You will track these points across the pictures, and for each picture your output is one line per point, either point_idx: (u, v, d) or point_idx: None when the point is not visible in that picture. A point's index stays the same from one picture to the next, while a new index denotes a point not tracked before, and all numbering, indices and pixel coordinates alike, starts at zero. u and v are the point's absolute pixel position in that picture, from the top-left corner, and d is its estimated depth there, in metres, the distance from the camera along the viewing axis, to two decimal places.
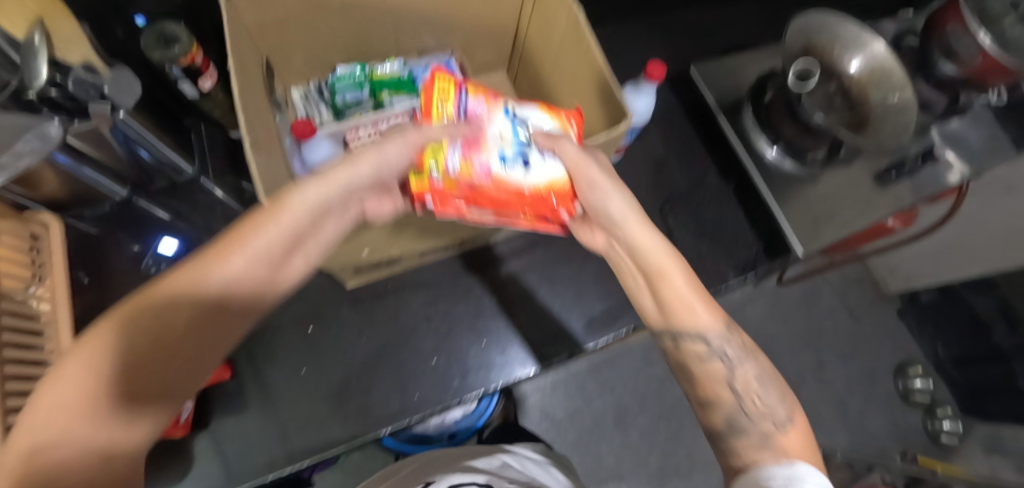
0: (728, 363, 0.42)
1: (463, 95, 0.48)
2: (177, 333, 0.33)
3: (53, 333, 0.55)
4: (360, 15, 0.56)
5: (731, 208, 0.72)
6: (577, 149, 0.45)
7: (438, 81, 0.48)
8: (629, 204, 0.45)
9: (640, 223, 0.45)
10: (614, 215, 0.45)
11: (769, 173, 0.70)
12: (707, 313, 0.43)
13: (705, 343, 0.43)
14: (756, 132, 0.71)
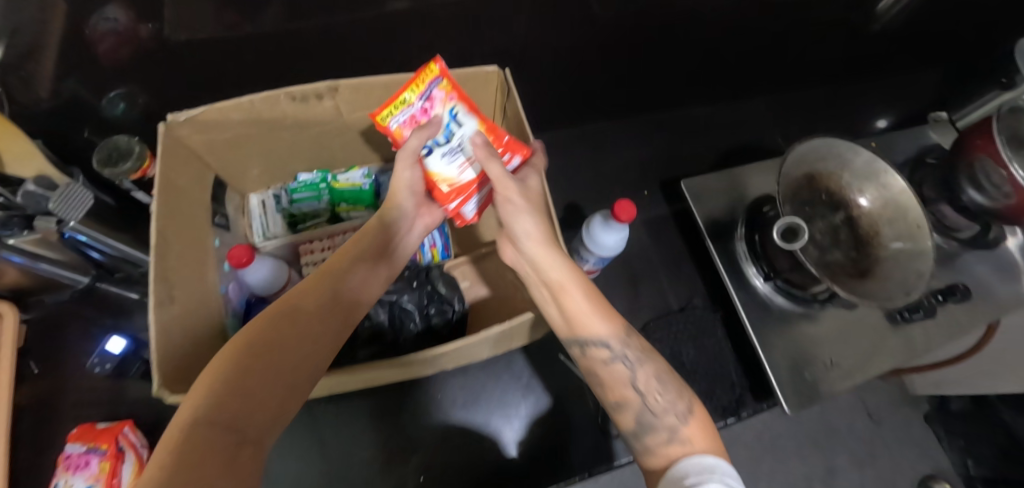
0: (630, 365, 0.37)
1: (436, 84, 0.41)
2: (326, 308, 0.34)
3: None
4: (317, 132, 0.54)
5: (713, 340, 0.65)
6: (506, 173, 0.38)
7: (430, 65, 0.41)
8: (543, 225, 0.39)
9: (546, 240, 0.38)
10: (526, 237, 0.38)
11: (757, 308, 0.63)
12: (608, 323, 0.38)
13: (608, 350, 0.37)
14: (746, 260, 0.65)
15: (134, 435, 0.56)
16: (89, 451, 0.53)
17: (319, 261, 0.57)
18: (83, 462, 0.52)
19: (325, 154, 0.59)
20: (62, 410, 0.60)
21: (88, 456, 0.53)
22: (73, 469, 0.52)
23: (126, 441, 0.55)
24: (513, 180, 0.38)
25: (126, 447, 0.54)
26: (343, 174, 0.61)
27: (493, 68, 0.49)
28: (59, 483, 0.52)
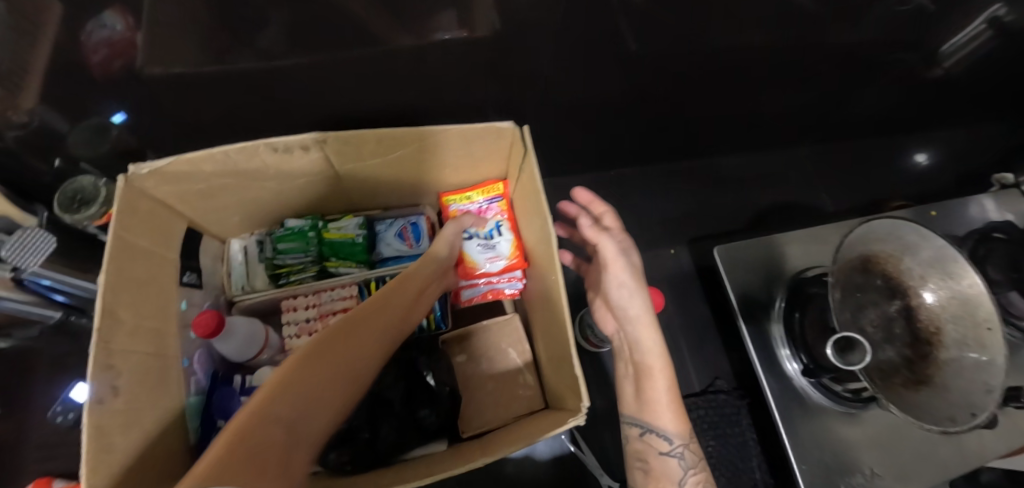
0: (684, 465, 0.42)
1: (496, 199, 0.53)
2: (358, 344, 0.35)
3: None
4: (304, 181, 0.48)
5: (737, 429, 0.58)
6: (615, 250, 0.43)
7: (494, 184, 0.53)
8: (648, 309, 0.43)
9: (652, 326, 0.43)
10: (628, 311, 0.43)
11: (790, 401, 0.56)
12: (678, 424, 0.42)
13: (668, 441, 0.42)
14: (781, 344, 0.57)
15: None
16: None
17: (301, 320, 0.51)
18: None
19: (315, 200, 0.53)
20: (22, 458, 0.56)
21: None
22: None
23: None
24: (625, 259, 0.43)
25: None
26: (336, 222, 0.54)
27: (507, 126, 0.41)
28: None
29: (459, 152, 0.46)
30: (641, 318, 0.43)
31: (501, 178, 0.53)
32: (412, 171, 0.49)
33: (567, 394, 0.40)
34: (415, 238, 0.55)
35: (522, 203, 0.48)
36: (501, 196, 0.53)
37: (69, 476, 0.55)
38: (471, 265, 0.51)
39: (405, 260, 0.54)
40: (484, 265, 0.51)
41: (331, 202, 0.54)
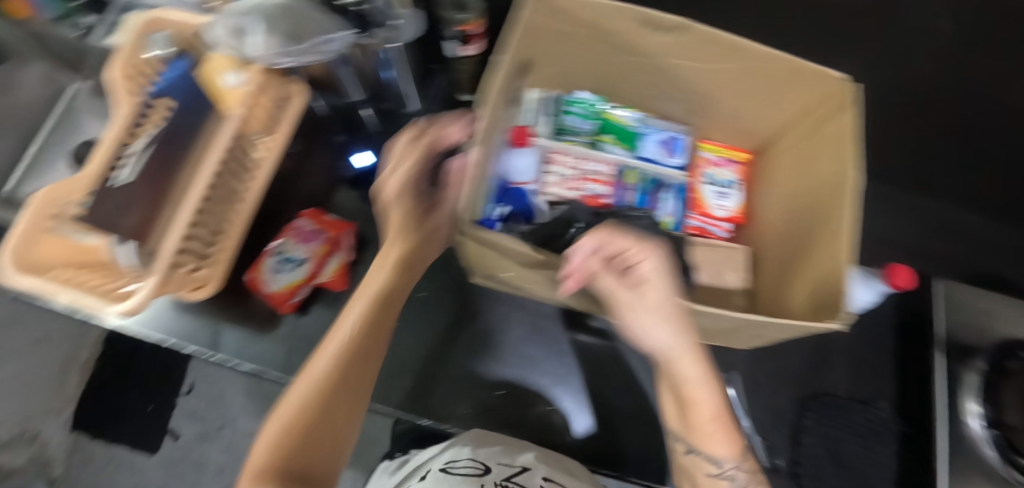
0: (736, 486, 0.39)
1: (737, 163, 0.63)
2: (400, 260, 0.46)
3: (253, 173, 0.63)
4: (630, 64, 0.55)
5: (881, 449, 0.59)
6: (613, 283, 0.37)
7: (740, 151, 0.63)
8: (680, 338, 0.37)
9: (683, 337, 0.37)
10: (659, 340, 0.38)
11: (959, 444, 0.57)
12: (728, 447, 0.39)
13: (717, 464, 0.39)
14: (969, 393, 0.58)
15: (349, 240, 0.65)
16: (317, 231, 0.64)
17: (561, 174, 0.58)
18: (310, 236, 0.63)
19: (615, 84, 0.60)
20: (295, 187, 0.71)
21: (316, 235, 0.63)
22: (300, 238, 0.63)
23: (342, 240, 0.64)
24: (616, 279, 0.37)
25: (341, 244, 0.64)
26: (616, 109, 0.62)
27: (848, 77, 0.45)
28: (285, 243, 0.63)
29: (784, 85, 0.50)
30: (678, 351, 0.37)
31: (781, 125, 0.57)
32: (722, 86, 0.54)
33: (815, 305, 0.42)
34: (675, 149, 0.61)
35: (810, 149, 0.51)
36: (740, 163, 0.63)
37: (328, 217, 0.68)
38: (703, 203, 0.60)
39: (661, 164, 0.60)
40: (711, 208, 0.60)
41: (622, 91, 0.61)
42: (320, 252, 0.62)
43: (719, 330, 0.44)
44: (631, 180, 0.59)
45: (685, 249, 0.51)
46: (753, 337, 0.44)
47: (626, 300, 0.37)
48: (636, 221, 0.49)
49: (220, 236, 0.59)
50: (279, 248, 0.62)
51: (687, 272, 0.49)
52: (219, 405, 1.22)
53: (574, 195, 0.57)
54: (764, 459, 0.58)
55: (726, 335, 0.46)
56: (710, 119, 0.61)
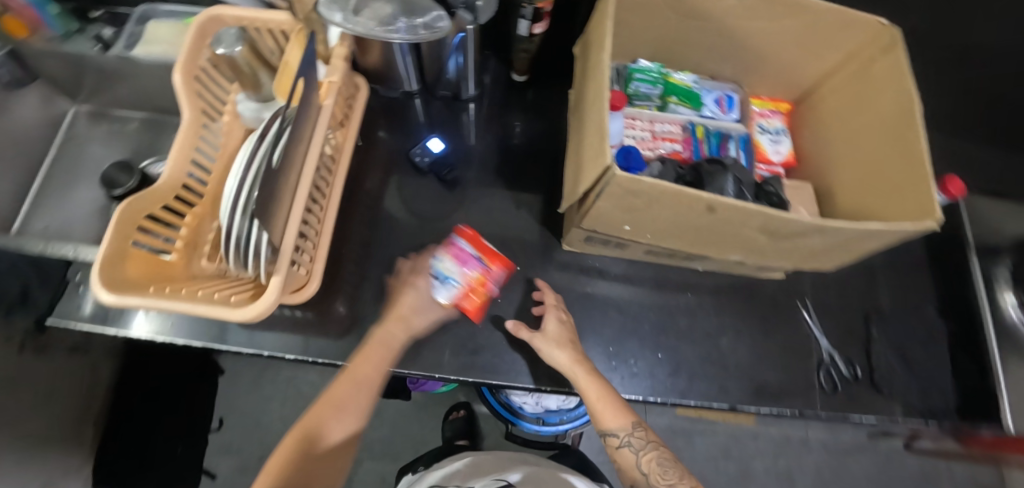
0: (635, 449, 0.55)
1: (779, 115, 0.69)
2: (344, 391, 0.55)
3: (333, 173, 0.63)
4: (697, 27, 0.59)
5: (938, 349, 0.67)
6: (553, 324, 0.57)
7: (783, 103, 0.70)
8: (571, 361, 0.54)
9: (569, 357, 0.55)
10: (560, 363, 0.55)
11: (1004, 334, 0.66)
12: (618, 422, 0.54)
13: (616, 437, 0.55)
14: (1005, 287, 0.68)
15: (467, 247, 0.62)
16: (477, 257, 0.62)
17: (638, 137, 0.62)
18: (466, 260, 0.61)
19: (674, 49, 0.64)
20: (361, 183, 0.72)
21: (472, 259, 0.61)
22: (458, 261, 0.61)
23: (462, 248, 0.62)
24: (541, 333, 0.56)
25: (493, 275, 0.62)
26: (674, 73, 0.66)
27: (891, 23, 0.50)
28: (438, 262, 0.61)
29: (835, 36, 0.56)
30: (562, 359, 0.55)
31: (820, 75, 0.64)
32: (778, 41, 0.59)
33: (907, 211, 0.49)
34: (729, 106, 0.66)
35: (862, 89, 0.57)
36: (784, 113, 0.69)
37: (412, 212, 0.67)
38: (763, 152, 0.66)
39: (721, 119, 0.65)
40: (770, 154, 0.65)
41: (678, 55, 0.65)
42: (477, 281, 0.61)
43: (820, 248, 0.50)
44: (702, 136, 0.63)
45: (778, 185, 0.56)
46: (849, 250, 0.51)
47: (543, 343, 0.55)
48: (732, 166, 0.54)
49: (313, 235, 0.60)
50: (436, 269, 0.61)
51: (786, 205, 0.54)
52: (256, 431, 1.18)
53: (656, 153, 0.60)
54: (846, 371, 0.64)
55: (820, 254, 0.52)
56: (759, 75, 0.67)
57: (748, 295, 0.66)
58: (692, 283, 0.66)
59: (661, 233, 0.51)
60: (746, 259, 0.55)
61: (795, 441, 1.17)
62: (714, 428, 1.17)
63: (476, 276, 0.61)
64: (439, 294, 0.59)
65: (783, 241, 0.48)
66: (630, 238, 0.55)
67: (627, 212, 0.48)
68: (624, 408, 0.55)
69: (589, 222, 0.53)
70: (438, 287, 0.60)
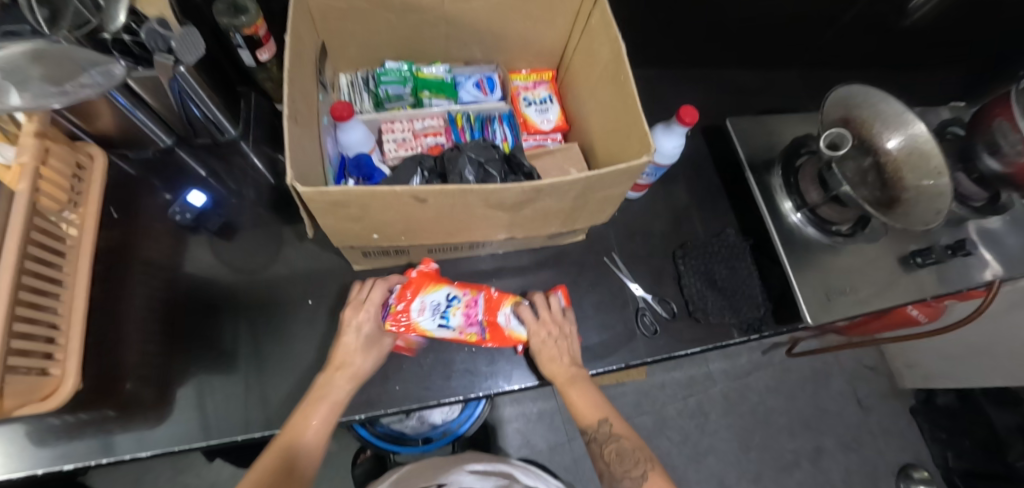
0: (598, 441, 0.56)
1: (545, 83, 0.71)
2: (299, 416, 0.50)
3: (73, 256, 0.57)
4: (419, 21, 0.58)
5: (743, 265, 0.70)
6: (551, 313, 0.59)
7: (546, 71, 0.72)
8: (555, 356, 0.57)
9: (547, 354, 0.57)
10: (537, 352, 0.57)
11: (790, 235, 0.70)
12: (588, 417, 0.56)
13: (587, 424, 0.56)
14: (781, 193, 0.73)
15: (511, 326, 0.58)
16: (491, 312, 0.58)
17: (399, 139, 0.60)
18: (479, 313, 0.58)
19: (416, 46, 0.64)
20: (134, 254, 0.66)
21: (489, 317, 0.58)
22: (473, 309, 0.57)
23: (495, 310, 0.58)
24: (544, 329, 0.57)
25: (493, 335, 0.58)
26: (426, 68, 0.66)
27: None
28: (457, 296, 0.57)
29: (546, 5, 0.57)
30: (546, 355, 0.57)
31: (563, 41, 0.66)
32: (501, 21, 0.60)
33: (634, 150, 0.52)
34: (490, 87, 0.67)
35: (587, 47, 0.59)
36: (549, 81, 0.71)
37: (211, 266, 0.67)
38: (531, 122, 0.67)
39: (483, 102, 0.66)
40: (540, 124, 0.67)
41: (423, 51, 0.65)
42: (467, 337, 0.57)
43: (560, 210, 0.50)
44: (463, 122, 0.62)
45: (525, 155, 0.56)
46: (597, 202, 0.52)
47: (541, 330, 0.57)
48: (468, 148, 0.53)
49: (59, 333, 0.54)
50: (450, 302, 0.57)
51: (537, 173, 0.55)
52: None
53: (414, 151, 0.59)
54: (662, 310, 0.66)
55: (571, 214, 0.53)
56: (510, 52, 0.68)
57: (558, 265, 0.67)
58: (500, 268, 0.66)
59: (412, 232, 0.50)
60: (515, 236, 0.55)
61: (700, 379, 1.27)
62: (622, 389, 1.25)
63: (480, 334, 0.57)
64: (428, 316, 0.55)
65: (523, 211, 0.48)
66: (393, 245, 0.54)
67: (358, 223, 0.46)
68: (596, 404, 0.57)
69: (339, 239, 0.50)
70: (436, 310, 0.56)
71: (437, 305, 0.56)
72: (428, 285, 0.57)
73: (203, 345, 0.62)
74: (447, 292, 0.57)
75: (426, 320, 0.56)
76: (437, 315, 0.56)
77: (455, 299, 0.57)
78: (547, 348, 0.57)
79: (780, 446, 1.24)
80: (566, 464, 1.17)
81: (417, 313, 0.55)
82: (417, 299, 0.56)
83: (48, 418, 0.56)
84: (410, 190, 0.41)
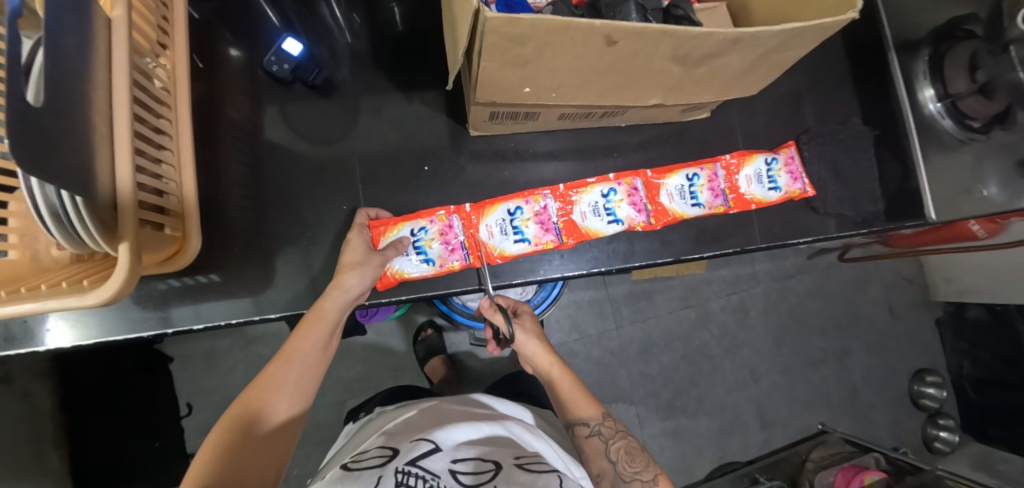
0: (604, 439, 0.55)
1: None
2: (281, 361, 0.46)
3: (172, 106, 0.51)
4: None
5: (867, 156, 0.67)
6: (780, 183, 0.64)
7: None
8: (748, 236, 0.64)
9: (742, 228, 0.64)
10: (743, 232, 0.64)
11: (922, 125, 0.67)
12: (590, 409, 0.56)
13: (586, 424, 0.56)
14: (924, 81, 0.68)
15: (669, 208, 0.62)
16: (646, 199, 0.61)
17: None
18: (636, 197, 0.61)
19: None
20: (221, 114, 0.61)
21: (645, 205, 0.61)
22: (633, 202, 0.61)
23: (647, 192, 0.62)
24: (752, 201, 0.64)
25: (658, 218, 0.61)
26: None
27: None
28: (616, 191, 0.61)
29: None
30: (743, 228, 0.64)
31: None
32: None
33: (823, 9, 0.44)
34: None
35: None
36: None
37: (303, 131, 0.62)
38: None
39: None
40: None
41: None
42: (564, 226, 0.60)
43: (737, 70, 0.45)
44: None
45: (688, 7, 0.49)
46: (768, 66, 0.46)
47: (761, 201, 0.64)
48: None
49: (171, 190, 0.49)
50: (613, 197, 0.61)
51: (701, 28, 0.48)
52: None
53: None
54: (758, 188, 0.64)
55: (738, 77, 0.47)
56: None
57: (678, 143, 0.65)
58: (620, 144, 0.64)
59: (566, 88, 0.45)
60: (663, 103, 0.51)
61: (743, 279, 1.32)
62: (670, 283, 1.29)
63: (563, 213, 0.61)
64: (579, 214, 0.61)
65: (699, 68, 0.43)
66: (536, 104, 0.49)
67: (522, 71, 0.40)
68: (592, 398, 0.58)
69: (485, 92, 0.45)
70: (599, 210, 0.61)
71: (596, 206, 0.61)
72: (579, 190, 0.62)
73: (310, 211, 0.61)
74: (601, 191, 0.61)
75: (555, 216, 0.60)
76: (602, 214, 0.61)
77: (614, 193, 0.61)
78: (763, 221, 0.64)
79: (810, 345, 1.33)
80: (612, 349, 1.25)
81: (554, 206, 0.61)
82: (480, 225, 0.59)
83: (168, 279, 0.57)
84: (659, 27, 0.36)
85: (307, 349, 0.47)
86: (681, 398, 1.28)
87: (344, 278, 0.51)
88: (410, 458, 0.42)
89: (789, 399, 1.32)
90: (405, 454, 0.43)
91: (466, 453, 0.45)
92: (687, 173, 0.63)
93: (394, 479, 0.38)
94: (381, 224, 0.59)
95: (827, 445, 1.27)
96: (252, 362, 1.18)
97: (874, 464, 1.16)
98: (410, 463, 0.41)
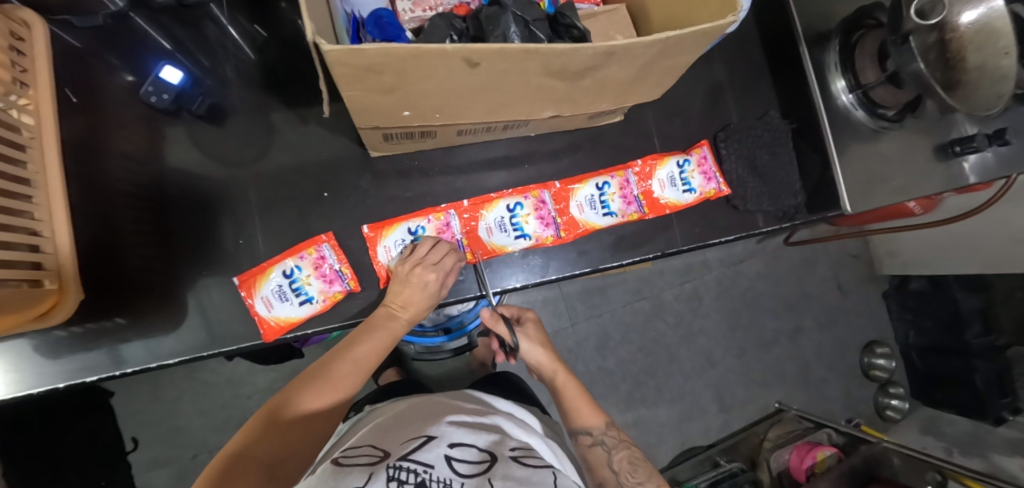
0: (607, 448, 0.54)
1: None
2: (324, 373, 0.47)
3: (38, 151, 0.47)
4: None
5: (785, 150, 0.67)
6: (698, 181, 0.64)
7: None
8: (670, 239, 0.63)
9: (664, 232, 0.63)
10: (665, 234, 0.63)
11: (836, 119, 0.68)
12: (594, 418, 0.56)
13: (590, 433, 0.55)
14: (835, 72, 0.67)
15: (579, 218, 0.61)
16: (552, 210, 0.60)
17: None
18: (541, 211, 0.60)
19: None
20: (108, 147, 0.57)
21: (551, 216, 0.60)
22: (538, 216, 0.60)
23: (557, 203, 0.61)
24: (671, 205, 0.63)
25: (565, 230, 0.60)
26: None
27: None
28: (523, 205, 0.60)
29: None
30: (666, 231, 0.64)
31: None
32: None
33: (709, 13, 0.43)
34: None
35: None
36: None
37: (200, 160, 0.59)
38: None
39: None
40: None
41: None
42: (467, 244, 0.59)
43: (623, 80, 0.44)
44: None
45: (573, 14, 0.48)
46: (661, 72, 0.46)
47: (681, 202, 0.63)
48: (511, 2, 0.44)
49: (45, 240, 0.46)
50: (516, 211, 0.60)
51: (589, 37, 0.47)
52: (184, 435, 1.12)
53: (434, 11, 0.49)
54: (674, 190, 0.63)
55: (627, 87, 0.47)
56: None
57: (593, 148, 0.64)
58: (531, 153, 0.63)
59: (449, 109, 0.43)
60: (562, 114, 0.50)
61: (696, 267, 1.33)
62: (623, 276, 1.29)
63: (464, 232, 0.60)
64: (490, 230, 0.60)
65: (582, 81, 0.42)
66: (423, 125, 0.47)
67: (391, 97, 0.38)
68: (597, 408, 0.57)
69: (364, 118, 0.43)
70: (503, 225, 0.60)
71: (502, 221, 0.60)
72: (483, 208, 0.60)
73: (211, 242, 0.58)
74: (507, 206, 0.60)
75: (460, 233, 0.60)
76: (509, 230, 0.60)
77: (521, 207, 0.60)
78: (684, 222, 0.64)
79: (763, 326, 1.37)
80: (569, 345, 1.26)
81: (457, 223, 0.60)
82: (378, 246, 0.58)
83: (55, 329, 0.53)
84: (520, 46, 0.34)
85: (353, 365, 0.49)
86: (642, 389, 1.29)
87: (415, 306, 0.54)
88: (400, 454, 0.39)
89: (747, 381, 1.35)
90: (394, 453, 0.40)
91: (463, 440, 0.43)
92: (597, 182, 0.62)
93: (386, 473, 0.35)
94: (248, 279, 0.56)
95: (783, 423, 1.31)
96: (199, 390, 1.13)
97: (827, 439, 1.22)
98: (403, 457, 0.38)
